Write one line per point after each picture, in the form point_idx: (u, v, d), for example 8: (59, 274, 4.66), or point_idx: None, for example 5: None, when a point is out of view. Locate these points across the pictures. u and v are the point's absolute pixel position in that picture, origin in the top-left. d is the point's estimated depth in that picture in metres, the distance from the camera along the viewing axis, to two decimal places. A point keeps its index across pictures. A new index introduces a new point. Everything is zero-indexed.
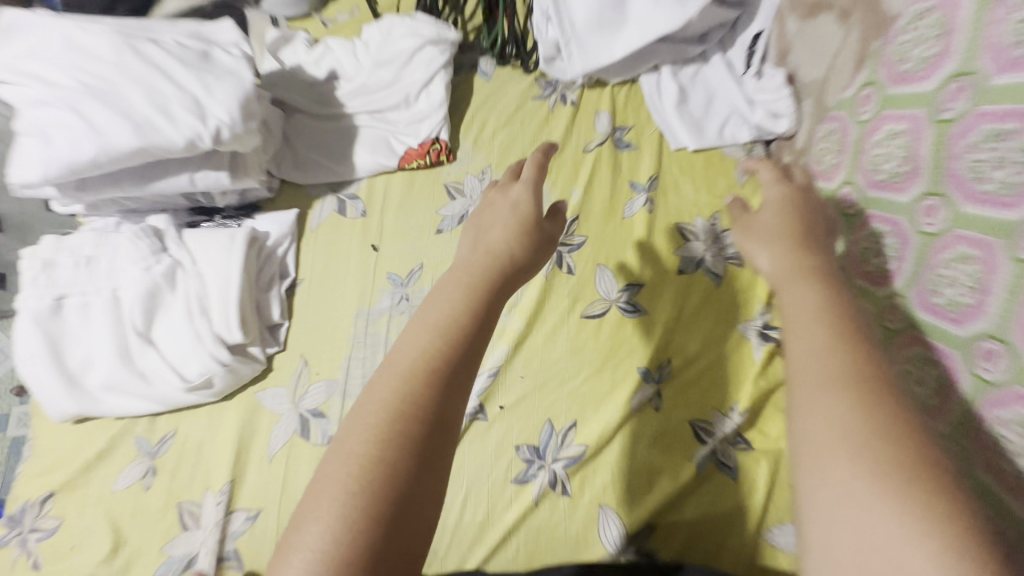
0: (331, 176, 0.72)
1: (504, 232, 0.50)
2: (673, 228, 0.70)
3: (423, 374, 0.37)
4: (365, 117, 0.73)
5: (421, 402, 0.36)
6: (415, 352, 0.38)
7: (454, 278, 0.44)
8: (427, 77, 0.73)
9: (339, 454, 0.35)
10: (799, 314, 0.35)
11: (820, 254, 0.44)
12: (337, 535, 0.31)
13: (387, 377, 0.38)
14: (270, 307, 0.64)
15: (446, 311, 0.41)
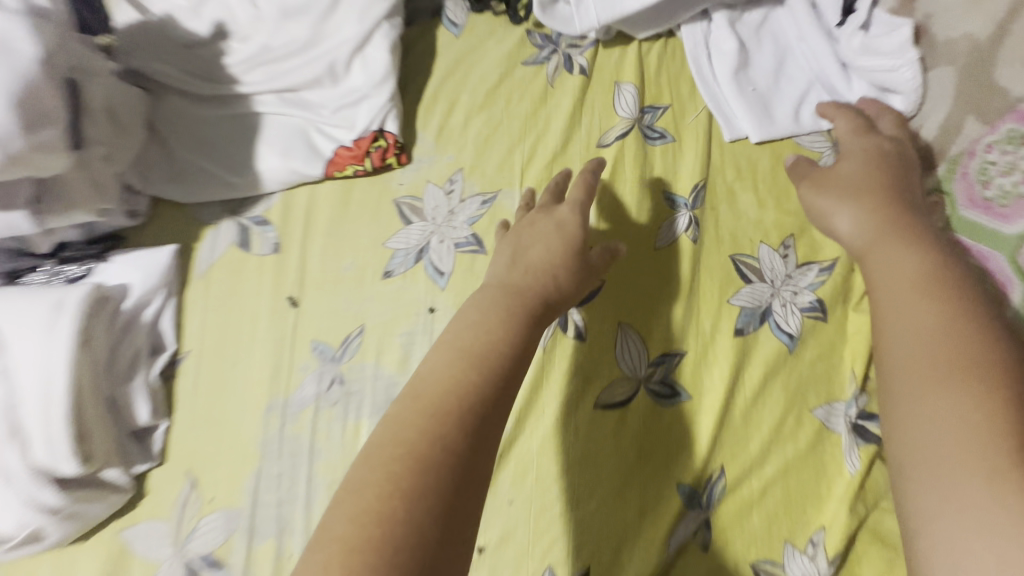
0: (223, 190, 0.48)
1: (549, 256, 0.41)
2: (727, 262, 0.49)
3: (452, 408, 0.33)
4: (271, 98, 0.48)
5: (445, 443, 0.32)
6: (452, 382, 0.34)
7: (490, 293, 0.39)
8: (361, 34, 0.47)
9: (345, 508, 0.30)
10: (902, 294, 0.34)
11: (912, 217, 0.39)
12: None
13: (410, 400, 0.34)
14: (133, 406, 0.43)
15: (483, 337, 0.36)
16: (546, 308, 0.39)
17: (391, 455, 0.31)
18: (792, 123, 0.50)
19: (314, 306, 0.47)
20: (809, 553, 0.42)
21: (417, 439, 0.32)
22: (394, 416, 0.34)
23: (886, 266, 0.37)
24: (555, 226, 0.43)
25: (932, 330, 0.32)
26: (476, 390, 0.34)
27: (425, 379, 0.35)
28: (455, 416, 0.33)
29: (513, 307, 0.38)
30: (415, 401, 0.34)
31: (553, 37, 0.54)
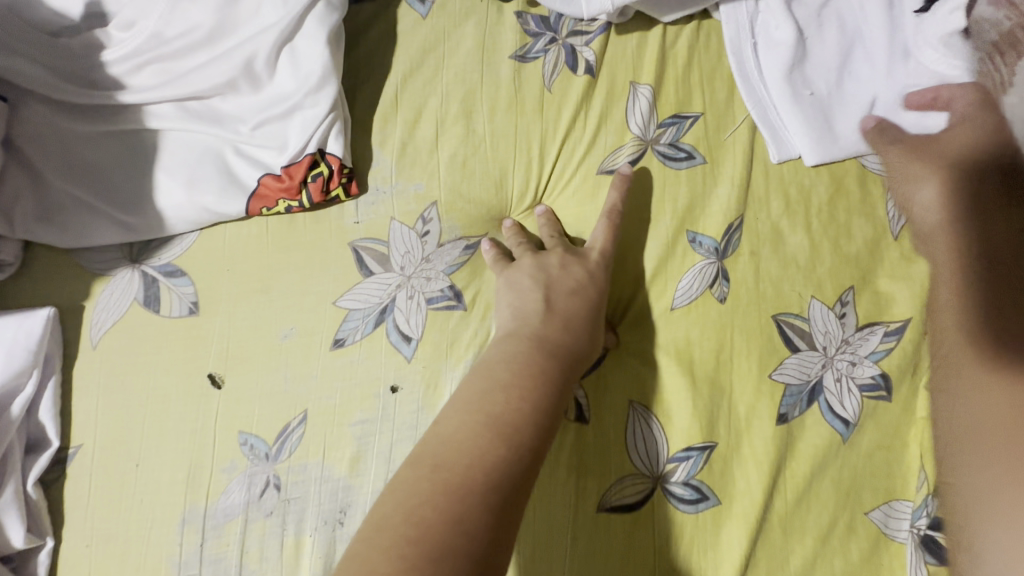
0: (117, 232, 0.37)
1: (571, 310, 0.35)
2: (769, 323, 0.37)
3: (486, 471, 0.28)
4: (172, 109, 0.36)
5: (475, 510, 0.26)
6: (477, 441, 0.29)
7: (516, 340, 0.34)
8: (286, 20, 0.35)
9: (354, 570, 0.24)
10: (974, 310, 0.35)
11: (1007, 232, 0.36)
12: None
13: (428, 461, 0.29)
14: (1, 528, 0.33)
15: (514, 402, 0.31)
16: (579, 364, 0.34)
17: (400, 532, 0.25)
18: (861, 140, 0.39)
19: (244, 386, 0.37)
20: None
21: (437, 508, 0.26)
22: (408, 482, 0.28)
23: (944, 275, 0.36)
24: (583, 279, 0.36)
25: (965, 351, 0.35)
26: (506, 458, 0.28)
27: (445, 440, 0.29)
28: (482, 485, 0.27)
29: (542, 363, 0.33)
30: (436, 470, 0.28)
31: (551, 21, 0.41)
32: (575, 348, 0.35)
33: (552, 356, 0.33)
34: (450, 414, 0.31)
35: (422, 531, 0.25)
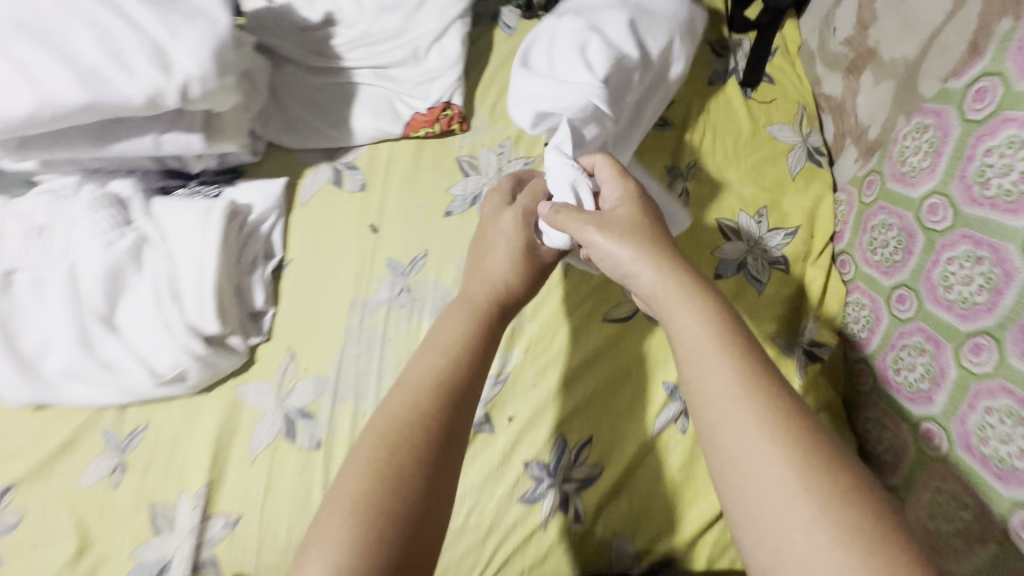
0: (325, 140, 0.62)
1: (503, 264, 0.51)
2: (713, 223, 0.63)
3: (433, 393, 0.41)
4: (367, 72, 0.63)
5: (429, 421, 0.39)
6: (438, 369, 0.42)
7: (465, 304, 0.48)
8: (440, 28, 0.61)
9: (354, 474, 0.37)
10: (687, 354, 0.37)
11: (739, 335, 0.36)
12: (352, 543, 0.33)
13: (410, 393, 0.41)
14: (252, 292, 0.56)
15: (456, 341, 0.45)
16: (510, 314, 0.50)
17: (376, 452, 0.38)
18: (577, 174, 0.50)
19: (391, 234, 0.60)
20: None
21: (410, 426, 0.39)
22: (392, 411, 0.40)
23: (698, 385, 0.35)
24: (508, 245, 0.52)
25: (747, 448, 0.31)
26: (461, 380, 0.42)
27: (415, 376, 0.42)
28: (445, 409, 0.40)
29: (484, 315, 0.47)
30: (404, 392, 0.41)
31: None
32: (506, 302, 0.50)
33: (490, 311, 0.48)
34: (418, 362, 0.43)
35: (396, 447, 0.37)
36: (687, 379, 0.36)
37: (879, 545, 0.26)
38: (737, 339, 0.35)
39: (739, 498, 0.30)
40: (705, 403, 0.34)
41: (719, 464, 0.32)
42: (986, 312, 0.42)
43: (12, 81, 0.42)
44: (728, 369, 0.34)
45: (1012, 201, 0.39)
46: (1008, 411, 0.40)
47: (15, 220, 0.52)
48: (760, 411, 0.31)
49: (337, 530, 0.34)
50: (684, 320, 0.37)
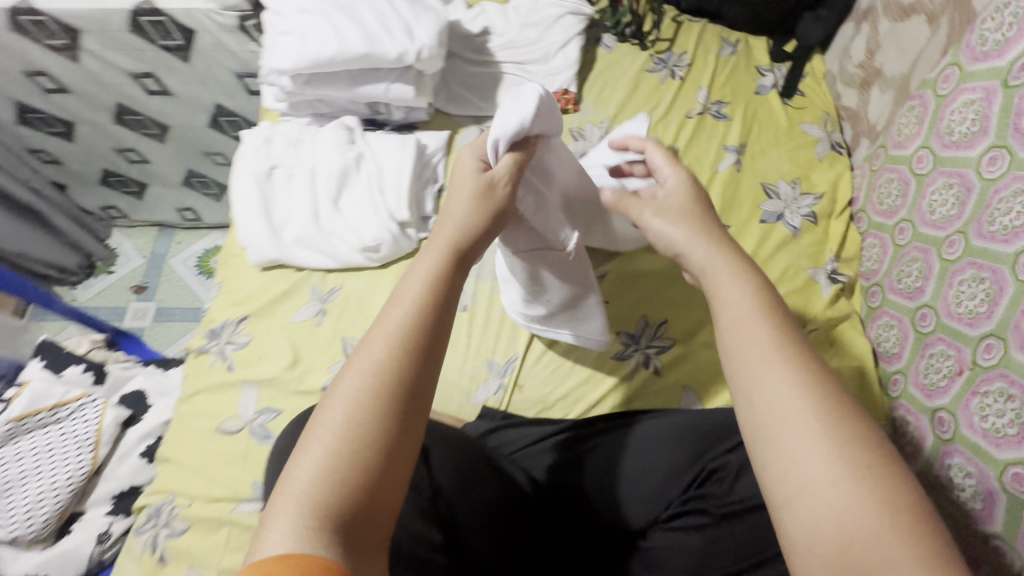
0: (475, 109, 0.86)
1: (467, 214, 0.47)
2: (760, 186, 0.83)
3: (406, 343, 0.39)
4: (511, 66, 0.88)
5: (400, 372, 0.38)
6: (405, 314, 0.40)
7: (435, 247, 0.45)
8: (566, 39, 0.88)
9: (328, 413, 0.37)
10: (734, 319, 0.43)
11: (781, 316, 0.43)
12: (326, 479, 0.34)
13: (383, 336, 0.40)
14: (425, 202, 0.78)
15: (425, 297, 0.42)
16: (478, 253, 0.47)
17: (354, 397, 0.37)
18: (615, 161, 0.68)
19: None
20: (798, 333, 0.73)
21: (391, 373, 0.38)
22: (360, 357, 0.39)
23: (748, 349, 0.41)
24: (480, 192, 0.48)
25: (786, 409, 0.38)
26: (431, 324, 0.41)
27: (381, 323, 0.41)
28: (418, 350, 0.39)
29: (457, 258, 0.45)
30: (369, 341, 0.40)
31: (666, 61, 0.93)
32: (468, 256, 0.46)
33: (461, 255, 0.46)
34: (397, 304, 0.41)
35: (372, 396, 0.37)
36: (735, 344, 0.42)
37: (872, 469, 0.35)
38: (777, 314, 0.43)
39: (765, 437, 0.38)
40: (750, 364, 0.40)
41: (748, 409, 0.39)
42: (956, 219, 0.61)
43: (324, 36, 0.67)
44: (769, 336, 0.41)
45: (969, 140, 0.59)
46: (969, 277, 0.58)
47: (281, 135, 0.77)
48: (796, 367, 0.39)
49: (324, 436, 0.36)
50: (733, 292, 0.45)
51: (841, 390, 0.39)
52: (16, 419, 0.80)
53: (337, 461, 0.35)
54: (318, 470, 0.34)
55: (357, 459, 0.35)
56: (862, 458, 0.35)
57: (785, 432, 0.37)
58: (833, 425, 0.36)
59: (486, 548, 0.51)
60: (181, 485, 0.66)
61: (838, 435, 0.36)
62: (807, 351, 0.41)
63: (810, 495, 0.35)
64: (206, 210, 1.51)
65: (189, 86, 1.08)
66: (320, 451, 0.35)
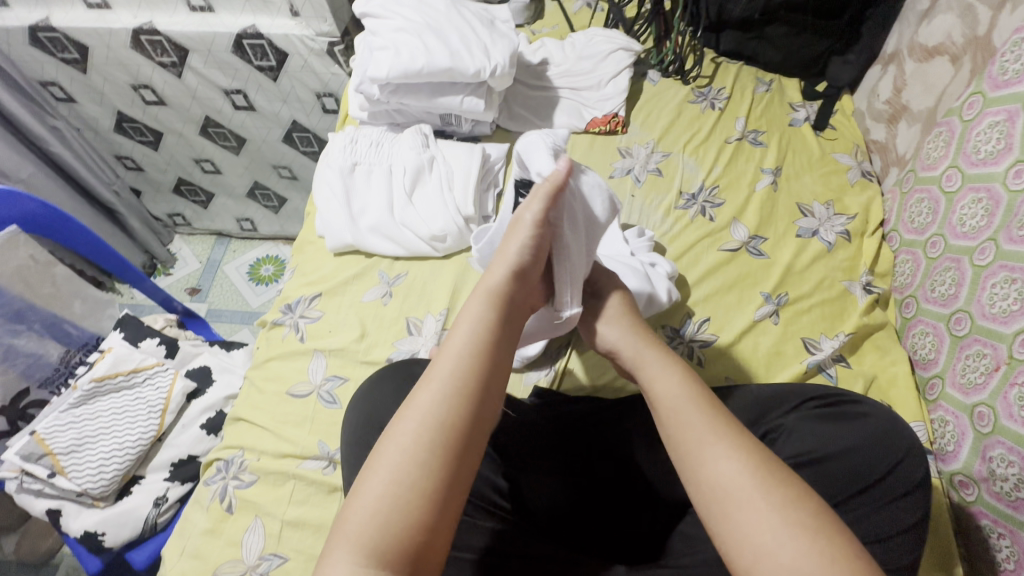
0: (534, 126, 0.96)
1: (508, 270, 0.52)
2: (795, 206, 0.89)
3: (461, 388, 0.43)
4: (566, 92, 0.98)
5: (458, 414, 0.42)
6: (452, 365, 0.44)
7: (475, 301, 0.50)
8: (617, 70, 0.98)
9: (391, 449, 0.41)
10: (674, 406, 0.50)
11: (718, 406, 0.49)
12: (385, 511, 0.38)
13: (433, 384, 0.44)
14: (487, 202, 0.86)
15: (475, 345, 0.46)
16: (518, 313, 0.52)
17: (416, 436, 0.41)
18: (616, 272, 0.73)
19: None
20: (836, 338, 0.77)
21: (451, 416, 0.42)
22: (413, 400, 0.43)
23: (688, 433, 0.47)
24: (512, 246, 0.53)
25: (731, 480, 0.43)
26: (478, 372, 0.44)
27: (436, 367, 0.45)
28: (467, 396, 0.43)
29: (499, 311, 0.49)
30: (422, 384, 0.44)
31: (706, 94, 1.02)
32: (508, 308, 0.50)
33: (503, 305, 0.50)
34: (440, 358, 0.46)
35: (432, 437, 0.41)
36: (679, 426, 0.48)
37: (818, 527, 0.40)
38: (709, 400, 0.50)
39: (717, 510, 0.43)
40: (694, 443, 0.46)
41: (698, 485, 0.45)
42: (985, 228, 0.66)
43: (416, 51, 0.78)
44: (704, 419, 0.47)
45: (996, 157, 0.65)
46: (1001, 280, 0.62)
47: (364, 136, 0.87)
48: (731, 442, 0.45)
49: (382, 474, 0.40)
50: (668, 382, 0.52)
51: (772, 460, 0.44)
52: (98, 378, 0.86)
53: (394, 500, 0.39)
54: (375, 505, 0.39)
55: (412, 498, 0.39)
56: (804, 517, 0.40)
57: (732, 504, 0.42)
58: (773, 491, 0.42)
59: (542, 504, 0.60)
60: (251, 442, 0.71)
61: (776, 498, 0.41)
62: (738, 428, 0.47)
63: (765, 559, 0.39)
64: (263, 220, 1.61)
65: (272, 103, 1.21)
66: (377, 490, 0.39)
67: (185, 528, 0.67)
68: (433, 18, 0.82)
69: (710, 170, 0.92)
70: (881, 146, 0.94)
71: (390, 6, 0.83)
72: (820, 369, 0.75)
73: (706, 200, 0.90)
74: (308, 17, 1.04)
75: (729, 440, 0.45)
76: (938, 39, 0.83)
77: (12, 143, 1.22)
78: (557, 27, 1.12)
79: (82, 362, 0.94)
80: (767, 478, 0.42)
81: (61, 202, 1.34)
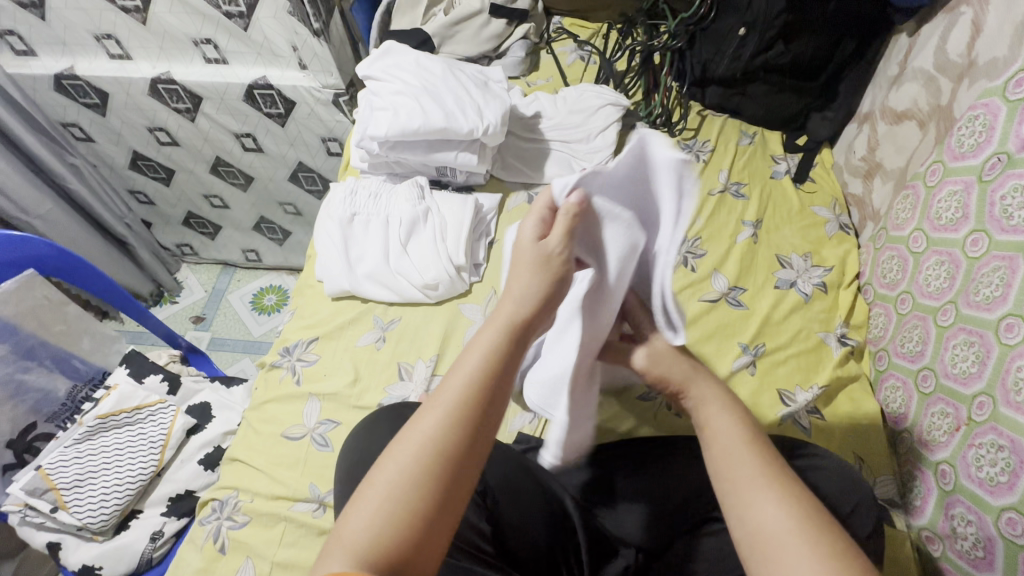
0: (525, 177, 1.01)
1: (533, 277, 0.50)
2: (775, 257, 0.92)
3: (464, 408, 0.44)
4: (558, 144, 1.03)
5: (458, 435, 0.43)
6: (459, 386, 0.45)
7: (495, 323, 0.48)
8: (606, 123, 1.03)
9: (389, 465, 0.42)
10: (727, 443, 0.48)
11: (769, 447, 0.47)
12: (376, 524, 0.39)
13: (431, 409, 0.44)
14: (478, 251, 0.90)
15: (484, 364, 0.46)
16: (535, 331, 0.50)
17: (415, 454, 0.42)
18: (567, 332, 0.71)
19: None
20: (811, 389, 0.80)
21: (450, 436, 0.43)
22: (421, 416, 0.44)
23: (733, 470, 0.45)
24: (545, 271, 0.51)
25: (778, 521, 0.41)
26: (482, 399, 0.44)
27: (446, 385, 0.45)
28: (469, 422, 0.43)
29: (518, 330, 0.48)
30: (429, 402, 0.45)
31: (691, 146, 1.07)
32: (526, 326, 0.49)
33: (520, 329, 0.49)
34: (451, 379, 0.45)
35: (430, 456, 0.42)
36: (730, 462, 0.46)
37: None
38: (762, 445, 0.47)
39: (763, 554, 0.41)
40: (745, 486, 0.44)
41: (744, 526, 0.43)
42: (947, 291, 0.69)
43: (413, 112, 0.84)
44: (759, 464, 0.45)
45: (955, 224, 0.69)
46: (961, 342, 0.65)
47: (364, 187, 0.92)
48: (782, 489, 0.43)
49: (377, 491, 0.41)
50: (720, 420, 0.50)
51: (825, 515, 0.42)
52: (101, 416, 0.90)
53: (385, 522, 0.40)
54: (367, 522, 0.39)
55: (399, 518, 0.40)
56: (855, 570, 0.38)
57: (780, 552, 0.40)
58: (822, 538, 0.40)
59: (523, 550, 0.60)
60: (246, 483, 0.74)
61: (829, 551, 0.39)
62: (791, 478, 0.45)
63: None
64: (268, 252, 1.66)
65: (280, 146, 1.27)
66: (371, 506, 0.40)
67: (179, 568, 0.69)
68: (431, 81, 0.88)
69: (692, 222, 0.96)
70: (857, 202, 0.98)
71: (392, 70, 0.90)
72: (795, 421, 0.77)
73: (689, 251, 0.94)
74: (315, 71, 1.10)
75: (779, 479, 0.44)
76: (906, 104, 0.88)
77: (33, 181, 1.28)
78: (551, 80, 1.18)
79: (88, 397, 0.98)
80: (812, 520, 0.41)
81: (75, 235, 1.40)
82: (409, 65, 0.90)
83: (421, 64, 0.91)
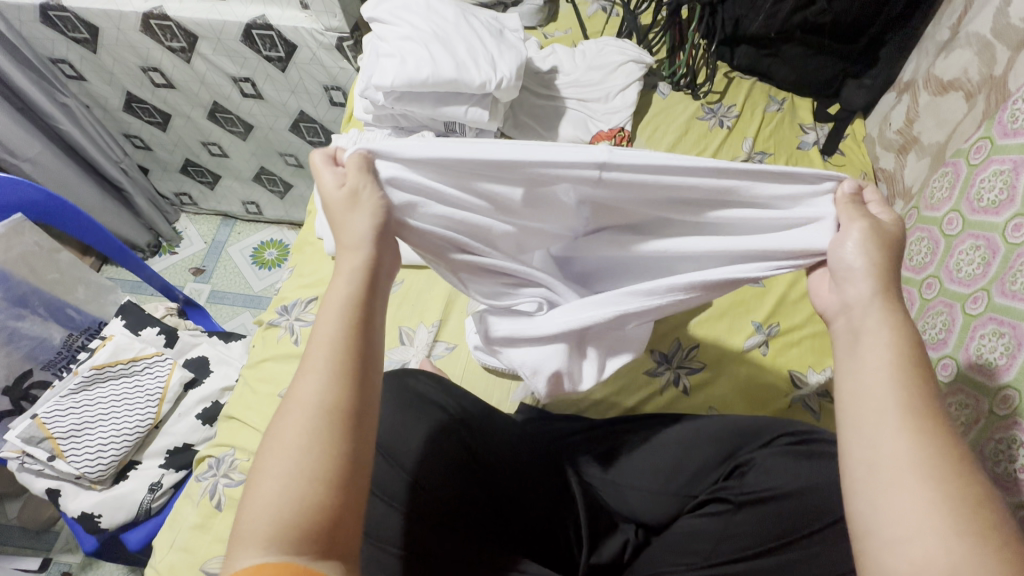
0: (539, 137, 0.96)
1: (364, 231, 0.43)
2: None
3: (342, 368, 0.38)
4: (574, 102, 0.97)
5: (344, 396, 0.37)
6: (330, 347, 0.39)
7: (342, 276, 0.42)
8: (627, 82, 0.96)
9: (278, 448, 0.36)
10: (877, 365, 0.39)
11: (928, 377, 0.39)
12: (279, 507, 0.34)
13: (316, 363, 0.38)
14: None
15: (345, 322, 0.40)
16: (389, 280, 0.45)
17: (306, 424, 0.36)
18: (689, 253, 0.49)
19: None
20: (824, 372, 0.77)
21: (341, 401, 0.37)
22: (309, 389, 0.37)
23: (873, 396, 0.39)
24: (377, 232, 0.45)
25: (904, 459, 0.36)
26: (352, 350, 0.39)
27: (319, 349, 0.39)
28: (349, 370, 0.38)
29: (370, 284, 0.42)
30: (309, 371, 0.38)
31: (715, 111, 1.01)
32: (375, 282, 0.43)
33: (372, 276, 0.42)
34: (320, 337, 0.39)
35: (321, 422, 0.36)
36: (870, 391, 0.39)
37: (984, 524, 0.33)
38: (926, 375, 0.39)
39: (878, 481, 0.36)
40: (878, 417, 0.38)
41: (859, 452, 0.38)
42: (980, 278, 0.65)
43: (422, 59, 0.78)
44: (907, 392, 0.38)
45: (998, 206, 0.65)
46: (989, 332, 0.62)
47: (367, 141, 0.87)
48: (921, 424, 0.37)
49: (271, 467, 0.35)
50: (875, 343, 0.40)
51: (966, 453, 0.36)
52: (98, 366, 0.88)
53: (287, 496, 0.34)
54: (278, 504, 0.34)
55: (303, 490, 0.34)
56: (981, 515, 0.34)
57: (900, 483, 0.35)
58: (948, 480, 0.35)
59: (526, 522, 0.59)
60: (242, 442, 0.73)
61: (953, 490, 0.34)
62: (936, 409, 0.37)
63: (916, 542, 0.33)
64: (268, 205, 1.62)
65: (280, 93, 1.21)
66: (271, 484, 0.35)
67: (177, 521, 0.70)
68: (442, 26, 0.82)
69: None
70: (887, 177, 0.92)
71: (400, 11, 0.83)
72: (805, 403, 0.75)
73: None
74: (317, 11, 1.02)
75: (929, 417, 0.37)
76: (955, 73, 0.82)
77: (20, 120, 1.22)
78: (570, 32, 1.11)
79: (84, 346, 0.97)
80: (950, 462, 0.35)
81: (68, 180, 1.35)
82: (419, 7, 0.84)
83: (432, 7, 0.84)
